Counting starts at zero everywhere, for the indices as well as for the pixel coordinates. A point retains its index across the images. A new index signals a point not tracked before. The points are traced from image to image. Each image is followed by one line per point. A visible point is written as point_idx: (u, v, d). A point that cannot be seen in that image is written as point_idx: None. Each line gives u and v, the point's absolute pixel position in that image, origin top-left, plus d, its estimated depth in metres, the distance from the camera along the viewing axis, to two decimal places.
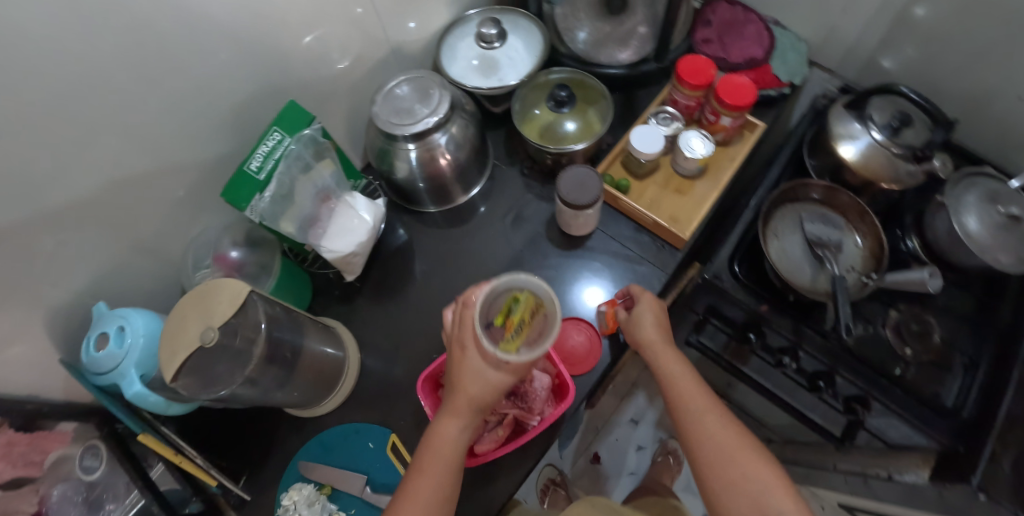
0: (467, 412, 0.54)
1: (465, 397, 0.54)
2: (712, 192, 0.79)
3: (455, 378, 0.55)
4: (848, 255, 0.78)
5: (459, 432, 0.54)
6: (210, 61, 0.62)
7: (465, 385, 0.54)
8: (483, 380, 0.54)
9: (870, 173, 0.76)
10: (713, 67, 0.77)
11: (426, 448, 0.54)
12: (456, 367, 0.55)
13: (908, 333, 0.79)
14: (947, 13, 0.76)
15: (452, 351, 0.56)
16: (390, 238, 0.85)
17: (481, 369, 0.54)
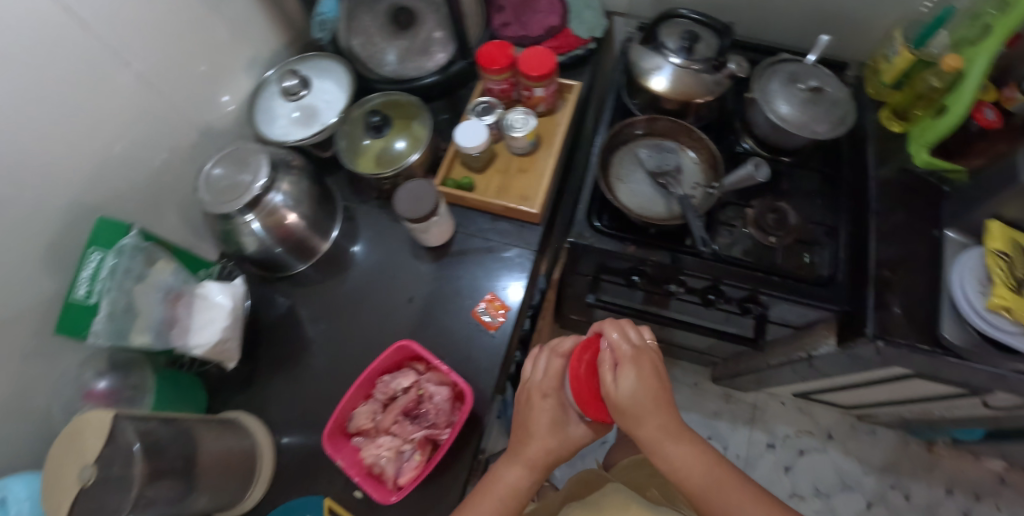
0: (530, 462, 0.63)
1: (536, 446, 0.62)
2: (550, 160, 0.83)
3: (524, 433, 0.64)
4: (689, 173, 0.81)
5: (513, 478, 0.62)
6: (12, 200, 0.59)
7: (536, 436, 0.62)
8: (549, 427, 0.63)
9: (684, 94, 0.80)
10: (510, 47, 0.82)
11: (483, 495, 0.62)
12: (526, 420, 0.65)
13: (769, 223, 0.81)
14: None
15: (526, 404, 0.66)
16: (271, 310, 0.84)
17: (562, 422, 0.63)
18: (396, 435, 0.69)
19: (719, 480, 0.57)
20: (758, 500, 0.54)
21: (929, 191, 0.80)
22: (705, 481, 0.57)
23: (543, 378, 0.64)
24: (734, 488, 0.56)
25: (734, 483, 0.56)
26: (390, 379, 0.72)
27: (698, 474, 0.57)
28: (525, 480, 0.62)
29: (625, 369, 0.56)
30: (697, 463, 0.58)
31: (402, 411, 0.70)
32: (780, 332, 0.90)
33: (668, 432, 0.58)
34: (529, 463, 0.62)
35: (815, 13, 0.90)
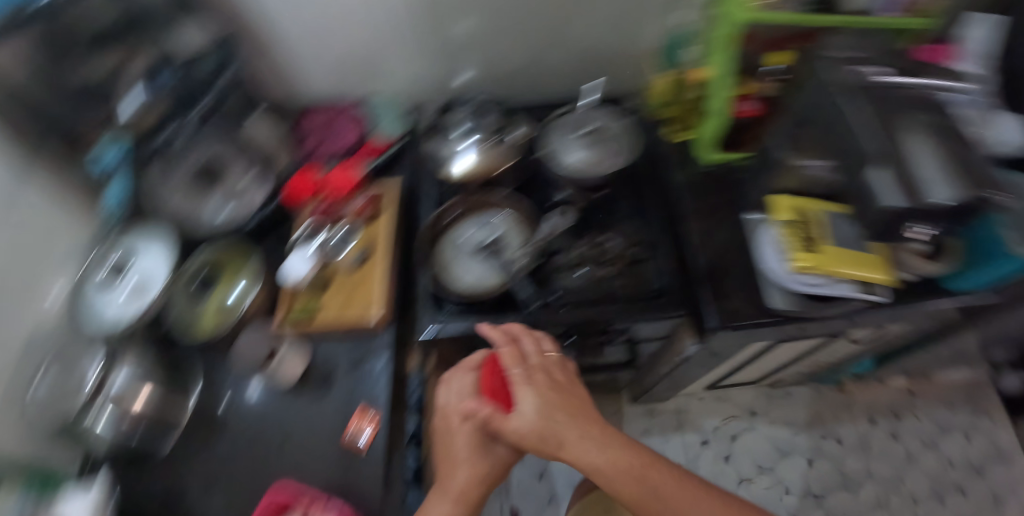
0: (459, 494, 0.70)
1: (461, 475, 0.71)
2: (379, 265, 0.88)
3: (449, 460, 0.72)
4: (508, 237, 0.87)
5: (445, 510, 0.68)
6: None
7: (457, 462, 0.72)
8: (465, 450, 0.72)
9: (488, 166, 0.90)
10: (310, 182, 0.93)
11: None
12: (451, 459, 0.72)
13: (597, 256, 0.89)
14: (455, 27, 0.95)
15: (453, 435, 0.74)
16: (145, 499, 0.77)
17: (484, 453, 0.73)
18: None
19: (644, 481, 0.65)
20: (678, 490, 0.65)
21: (716, 183, 0.94)
22: (615, 467, 0.66)
23: (455, 393, 0.77)
24: (664, 486, 0.65)
25: (659, 472, 0.66)
26: None
27: (626, 477, 0.66)
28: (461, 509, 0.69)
29: (524, 390, 0.72)
30: (621, 462, 0.67)
31: None
32: (653, 344, 0.98)
33: (586, 446, 0.68)
34: (457, 493, 0.70)
35: (579, 65, 1.05)
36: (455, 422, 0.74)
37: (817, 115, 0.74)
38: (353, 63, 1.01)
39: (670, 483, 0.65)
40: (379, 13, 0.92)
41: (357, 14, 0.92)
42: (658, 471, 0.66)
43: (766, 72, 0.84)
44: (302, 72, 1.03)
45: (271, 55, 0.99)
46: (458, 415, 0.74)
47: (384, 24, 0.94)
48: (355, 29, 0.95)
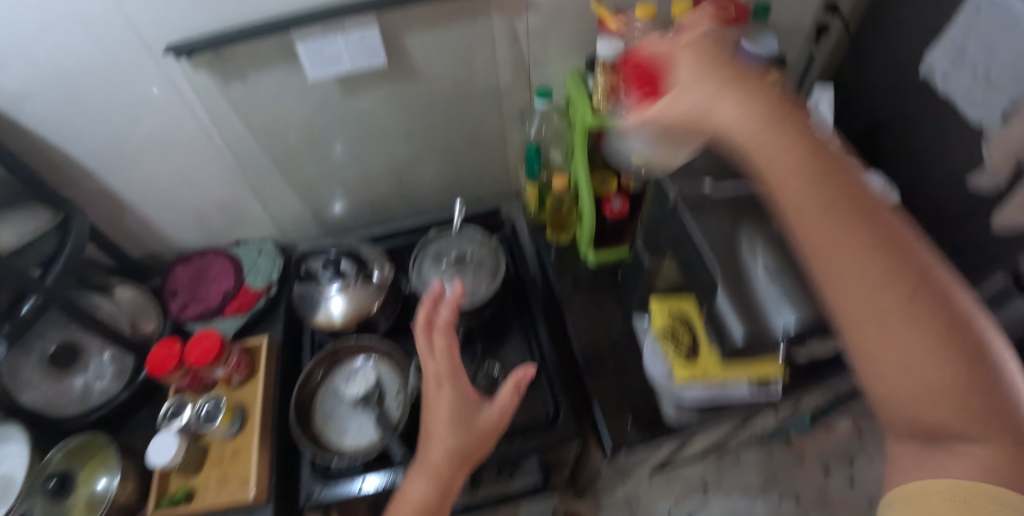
0: (438, 461, 0.57)
1: (438, 435, 0.59)
2: (256, 431, 0.82)
3: (426, 437, 0.60)
4: (387, 382, 0.83)
5: (425, 489, 0.56)
6: None
7: (434, 428, 0.60)
8: (449, 413, 0.60)
9: (359, 310, 0.83)
10: (171, 347, 0.82)
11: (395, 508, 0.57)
12: (431, 428, 0.60)
13: (482, 388, 0.83)
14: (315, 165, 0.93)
15: (433, 405, 0.61)
16: None
17: (471, 412, 0.61)
18: None
19: (856, 192, 0.33)
20: (871, 191, 0.35)
21: (607, 286, 0.94)
22: (766, 143, 0.34)
23: (436, 372, 0.63)
24: (849, 295, 0.32)
25: (887, 293, 0.31)
26: None
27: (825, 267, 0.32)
28: (444, 474, 0.57)
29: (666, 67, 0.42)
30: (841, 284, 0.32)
31: None
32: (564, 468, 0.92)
33: (799, 191, 0.33)
34: (440, 458, 0.58)
35: (452, 178, 1.04)
36: (437, 382, 0.62)
37: (662, 224, 0.71)
38: (211, 216, 0.97)
39: (857, 272, 0.31)
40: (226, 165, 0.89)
41: (202, 171, 0.89)
42: (896, 256, 0.32)
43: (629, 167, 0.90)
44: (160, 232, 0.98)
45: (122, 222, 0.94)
46: (438, 372, 0.62)
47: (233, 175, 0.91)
48: (205, 184, 0.91)
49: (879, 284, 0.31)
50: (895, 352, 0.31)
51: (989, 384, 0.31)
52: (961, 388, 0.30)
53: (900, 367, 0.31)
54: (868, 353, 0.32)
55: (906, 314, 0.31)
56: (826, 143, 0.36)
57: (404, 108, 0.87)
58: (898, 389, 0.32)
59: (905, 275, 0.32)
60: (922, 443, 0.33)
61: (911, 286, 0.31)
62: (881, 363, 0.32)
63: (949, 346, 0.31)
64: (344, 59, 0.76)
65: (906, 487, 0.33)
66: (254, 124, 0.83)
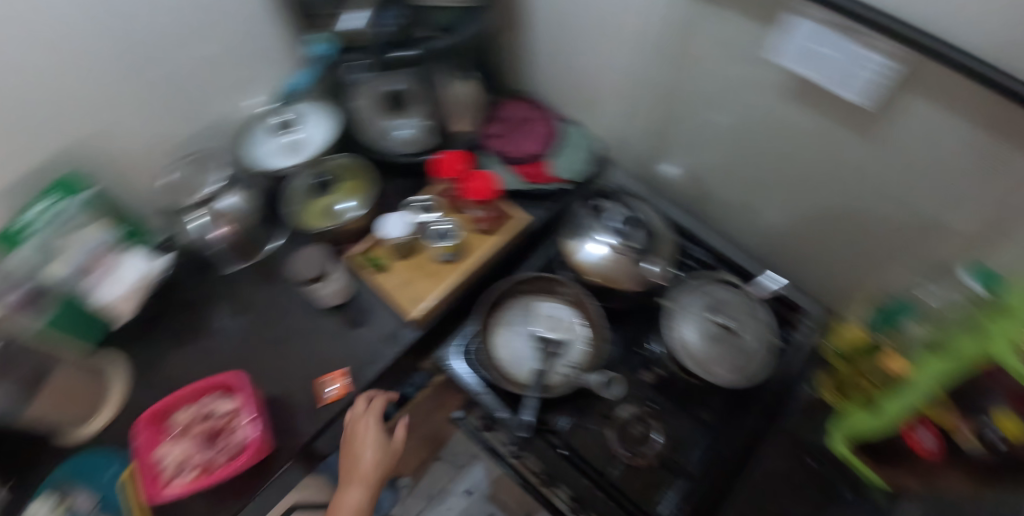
0: (368, 476, 0.71)
1: (361, 465, 0.72)
2: (460, 273, 0.83)
3: (347, 473, 0.72)
4: (571, 352, 0.77)
5: (360, 495, 0.70)
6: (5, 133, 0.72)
7: (359, 456, 0.73)
8: (374, 442, 0.74)
9: (603, 275, 0.78)
10: (463, 158, 0.86)
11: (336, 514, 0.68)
12: (359, 459, 0.72)
13: (629, 433, 0.76)
14: (714, 125, 0.86)
15: (358, 440, 0.74)
16: (197, 289, 0.93)
17: (382, 438, 0.75)
18: (185, 444, 0.75)
19: None
20: None
21: (826, 494, 0.68)
22: None
23: (358, 426, 0.75)
24: None
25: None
26: (215, 399, 0.78)
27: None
28: (366, 491, 0.70)
29: None
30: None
31: (209, 429, 0.76)
32: None
33: None
34: (365, 475, 0.71)
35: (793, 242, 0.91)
36: (358, 426, 0.75)
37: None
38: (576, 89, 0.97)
39: None
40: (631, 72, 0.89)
41: (606, 52, 0.88)
42: None
43: (984, 425, 0.51)
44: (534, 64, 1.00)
45: (517, 35, 0.97)
46: (365, 423, 0.75)
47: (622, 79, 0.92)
48: (598, 61, 0.90)
49: None
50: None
51: None
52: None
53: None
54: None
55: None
56: None
57: (821, 153, 0.75)
58: None
59: None
60: None
61: None
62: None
63: None
64: (828, 73, 0.63)
65: None
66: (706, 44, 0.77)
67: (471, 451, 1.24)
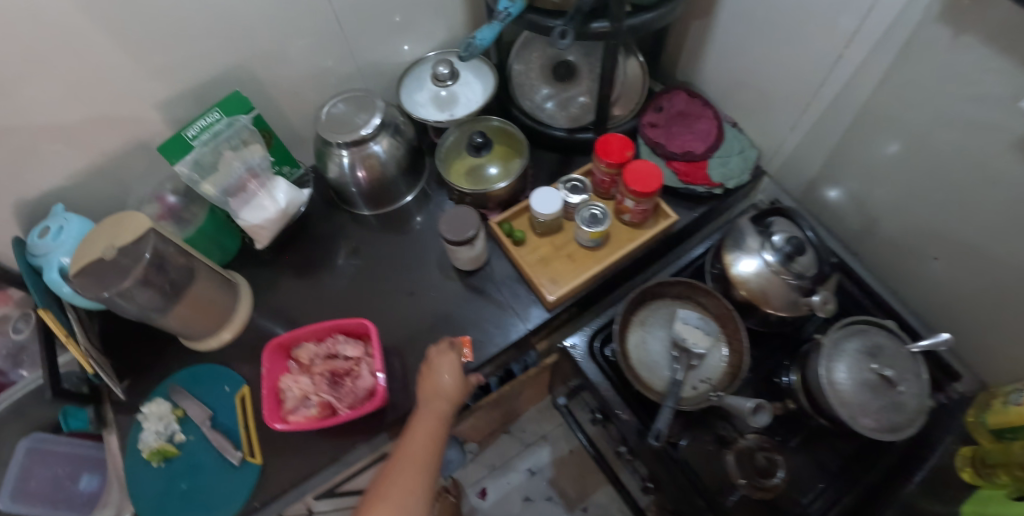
0: (453, 397, 0.70)
1: (440, 392, 0.70)
2: (602, 264, 0.81)
3: (428, 394, 0.70)
4: (707, 366, 0.75)
5: (446, 410, 0.69)
6: (188, 46, 0.73)
7: (438, 384, 0.70)
8: (456, 370, 0.72)
9: (754, 294, 0.75)
10: (630, 146, 0.80)
11: (420, 426, 0.67)
12: (443, 382, 0.71)
13: (749, 464, 0.72)
14: (902, 158, 0.73)
15: (440, 365, 0.72)
16: (324, 224, 0.95)
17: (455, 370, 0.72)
18: (310, 381, 0.73)
19: None
20: None
21: None
22: None
23: (439, 353, 0.74)
24: None
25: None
26: (342, 341, 0.75)
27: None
28: (449, 409, 0.70)
29: None
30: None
31: (331, 370, 0.74)
32: None
33: None
34: (450, 395, 0.70)
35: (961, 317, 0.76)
36: (440, 352, 0.74)
37: None
38: (752, 95, 0.87)
39: None
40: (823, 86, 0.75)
41: (798, 56, 0.76)
42: None
43: None
44: (709, 58, 0.91)
45: (697, 25, 0.89)
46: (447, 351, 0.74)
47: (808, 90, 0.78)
48: (785, 64, 0.79)
49: None
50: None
51: None
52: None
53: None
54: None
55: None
56: None
57: None
58: None
59: None
60: None
61: None
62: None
63: None
64: None
65: None
66: (921, 75, 0.64)
67: (540, 432, 1.24)
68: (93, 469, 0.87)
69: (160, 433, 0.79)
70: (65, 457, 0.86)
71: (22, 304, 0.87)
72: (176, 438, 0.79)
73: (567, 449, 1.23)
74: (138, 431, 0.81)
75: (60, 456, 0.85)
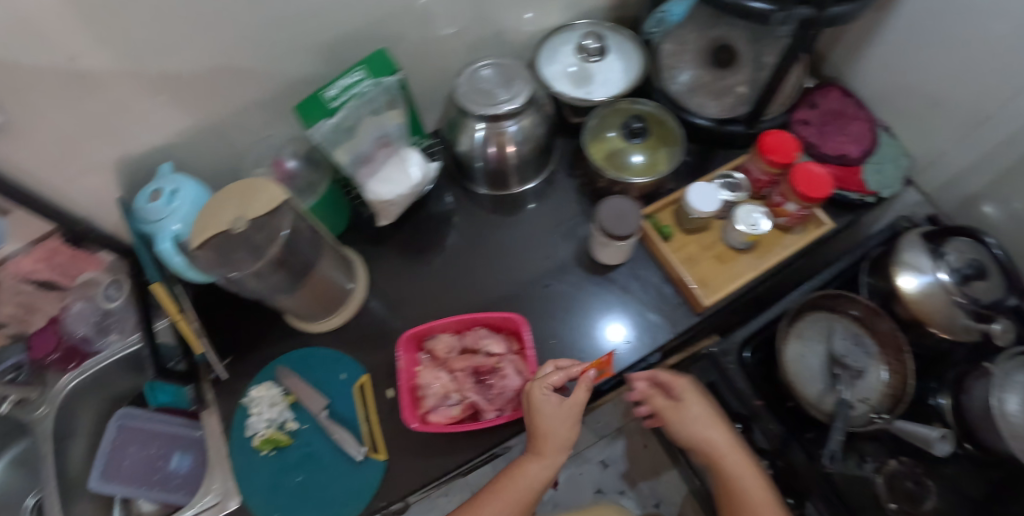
0: (552, 456, 0.60)
1: (546, 437, 0.61)
2: (752, 270, 0.77)
3: (536, 438, 0.61)
4: (866, 385, 0.71)
5: (538, 471, 0.61)
6: None
7: (546, 429, 0.61)
8: (558, 420, 0.61)
9: (921, 312, 0.71)
10: (798, 146, 0.74)
11: (509, 480, 0.61)
12: (541, 434, 0.61)
13: (899, 489, 0.71)
14: None
15: (536, 412, 0.61)
16: (436, 202, 0.87)
17: (565, 411, 0.62)
18: (454, 378, 0.68)
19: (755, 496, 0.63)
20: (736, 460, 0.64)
21: None
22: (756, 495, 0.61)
23: (543, 385, 0.63)
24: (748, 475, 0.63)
25: (718, 438, 0.66)
26: (485, 335, 0.70)
27: (696, 440, 0.67)
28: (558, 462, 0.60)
29: None
30: (697, 414, 0.68)
31: (473, 368, 0.69)
32: None
33: None
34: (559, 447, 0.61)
35: None
36: (539, 392, 0.62)
37: None
38: (919, 99, 0.79)
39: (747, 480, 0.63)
40: (1012, 100, 0.66)
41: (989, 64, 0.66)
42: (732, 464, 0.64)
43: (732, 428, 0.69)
44: (871, 57, 0.83)
45: (868, 17, 0.81)
46: (547, 389, 0.62)
47: (990, 101, 0.69)
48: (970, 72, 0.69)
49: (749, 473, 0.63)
50: (737, 477, 0.63)
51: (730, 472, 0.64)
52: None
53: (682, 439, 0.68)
54: (708, 453, 0.66)
55: (715, 456, 0.65)
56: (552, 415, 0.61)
57: None
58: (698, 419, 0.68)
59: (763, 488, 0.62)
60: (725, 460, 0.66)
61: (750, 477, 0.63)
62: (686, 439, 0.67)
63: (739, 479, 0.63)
64: None
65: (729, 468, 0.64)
66: None
67: (615, 425, 1.21)
68: (185, 448, 0.80)
69: (271, 420, 0.74)
70: (156, 434, 0.79)
71: (113, 268, 0.81)
72: (288, 427, 0.73)
73: (643, 445, 1.20)
74: (244, 416, 0.75)
75: (151, 434, 0.79)
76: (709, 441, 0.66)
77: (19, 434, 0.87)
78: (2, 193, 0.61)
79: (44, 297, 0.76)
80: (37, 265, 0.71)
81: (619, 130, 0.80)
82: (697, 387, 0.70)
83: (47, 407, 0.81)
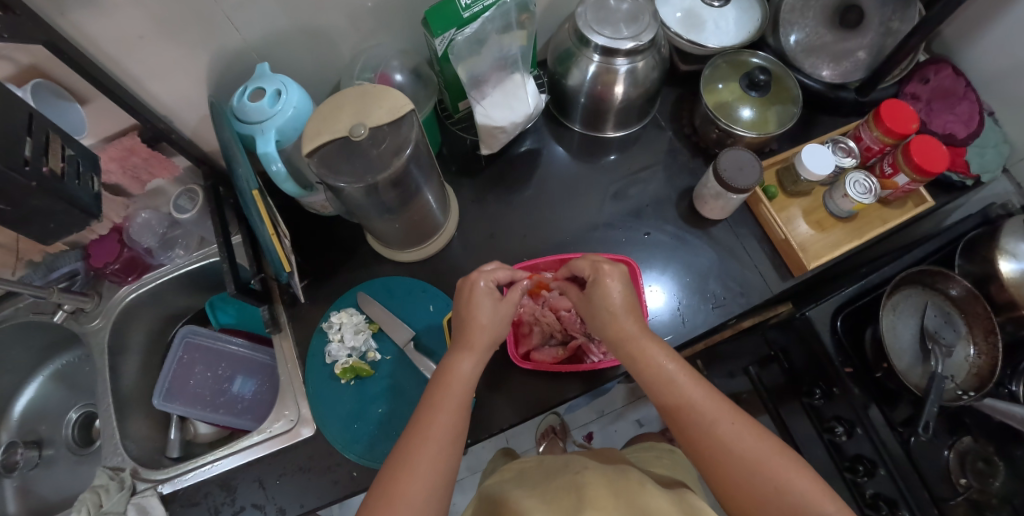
0: (482, 349, 0.56)
1: (478, 330, 0.56)
2: (851, 240, 0.76)
3: (467, 329, 0.57)
4: (954, 363, 0.73)
5: (472, 369, 0.55)
6: None
7: (476, 321, 0.57)
8: (496, 314, 0.58)
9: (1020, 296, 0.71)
10: (918, 119, 0.71)
11: (441, 388, 0.54)
12: (471, 326, 0.57)
13: (970, 467, 0.70)
14: None
15: (472, 306, 0.57)
16: (524, 138, 0.83)
17: (491, 308, 0.58)
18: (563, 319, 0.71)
19: None
20: (493, 318, 0.57)
21: None
22: (735, 430, 0.50)
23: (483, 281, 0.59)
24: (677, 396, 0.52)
25: (627, 323, 0.56)
26: None
27: (610, 325, 0.57)
28: (483, 355, 0.56)
29: None
30: (607, 295, 0.57)
31: None
32: None
33: None
34: (478, 342, 0.56)
35: None
36: (481, 285, 0.58)
37: None
38: None
39: (699, 413, 0.51)
40: None
41: None
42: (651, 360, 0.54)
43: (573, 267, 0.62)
44: (988, 36, 0.79)
45: (983, 3, 0.78)
46: (489, 284, 0.59)
47: None
48: None
49: (486, 323, 0.57)
50: (653, 360, 0.54)
51: (474, 330, 0.57)
52: (756, 431, 0.50)
53: (597, 328, 0.59)
54: (629, 348, 0.56)
55: (631, 350, 0.55)
56: (609, 334, 0.58)
57: None
58: (489, 311, 0.57)
59: (492, 315, 0.57)
60: (493, 300, 0.58)
61: (490, 324, 0.57)
62: (600, 325, 0.58)
63: (469, 357, 0.55)
64: None
65: (473, 306, 0.57)
66: None
67: None
68: (249, 373, 0.78)
69: (353, 348, 0.71)
70: (220, 355, 0.78)
71: (183, 177, 0.76)
72: (370, 357, 0.71)
73: None
74: (322, 341, 0.72)
75: (217, 355, 0.78)
76: (614, 323, 0.57)
77: (72, 344, 0.85)
78: (92, 79, 0.55)
79: (112, 202, 0.71)
80: (111, 165, 0.66)
81: (732, 82, 0.76)
82: (617, 267, 0.59)
83: (103, 319, 0.77)
